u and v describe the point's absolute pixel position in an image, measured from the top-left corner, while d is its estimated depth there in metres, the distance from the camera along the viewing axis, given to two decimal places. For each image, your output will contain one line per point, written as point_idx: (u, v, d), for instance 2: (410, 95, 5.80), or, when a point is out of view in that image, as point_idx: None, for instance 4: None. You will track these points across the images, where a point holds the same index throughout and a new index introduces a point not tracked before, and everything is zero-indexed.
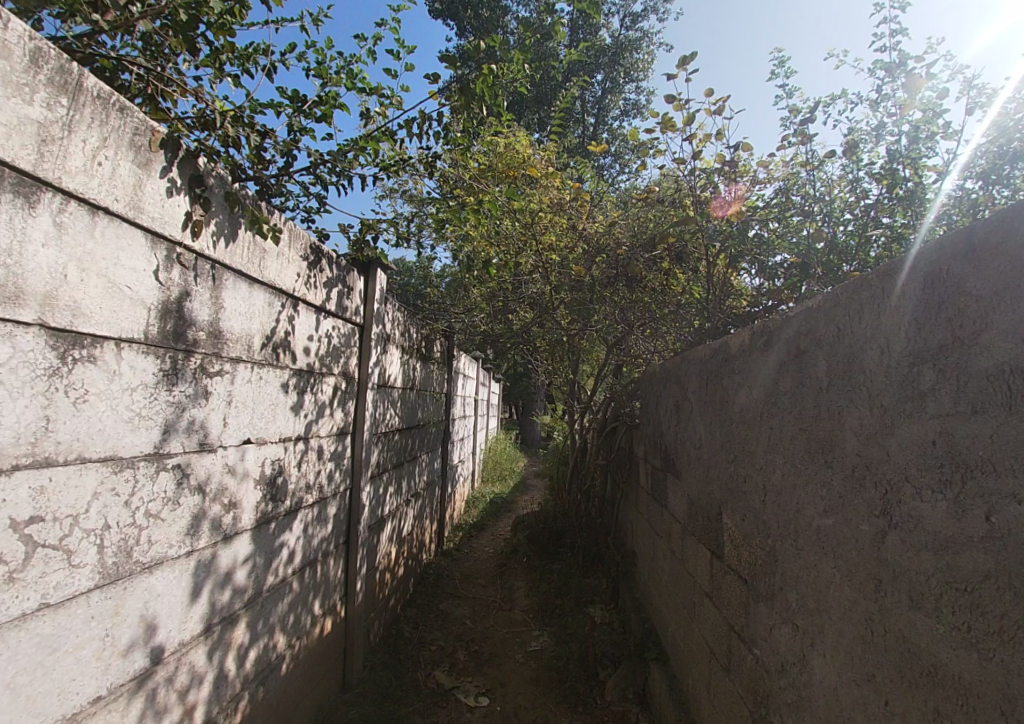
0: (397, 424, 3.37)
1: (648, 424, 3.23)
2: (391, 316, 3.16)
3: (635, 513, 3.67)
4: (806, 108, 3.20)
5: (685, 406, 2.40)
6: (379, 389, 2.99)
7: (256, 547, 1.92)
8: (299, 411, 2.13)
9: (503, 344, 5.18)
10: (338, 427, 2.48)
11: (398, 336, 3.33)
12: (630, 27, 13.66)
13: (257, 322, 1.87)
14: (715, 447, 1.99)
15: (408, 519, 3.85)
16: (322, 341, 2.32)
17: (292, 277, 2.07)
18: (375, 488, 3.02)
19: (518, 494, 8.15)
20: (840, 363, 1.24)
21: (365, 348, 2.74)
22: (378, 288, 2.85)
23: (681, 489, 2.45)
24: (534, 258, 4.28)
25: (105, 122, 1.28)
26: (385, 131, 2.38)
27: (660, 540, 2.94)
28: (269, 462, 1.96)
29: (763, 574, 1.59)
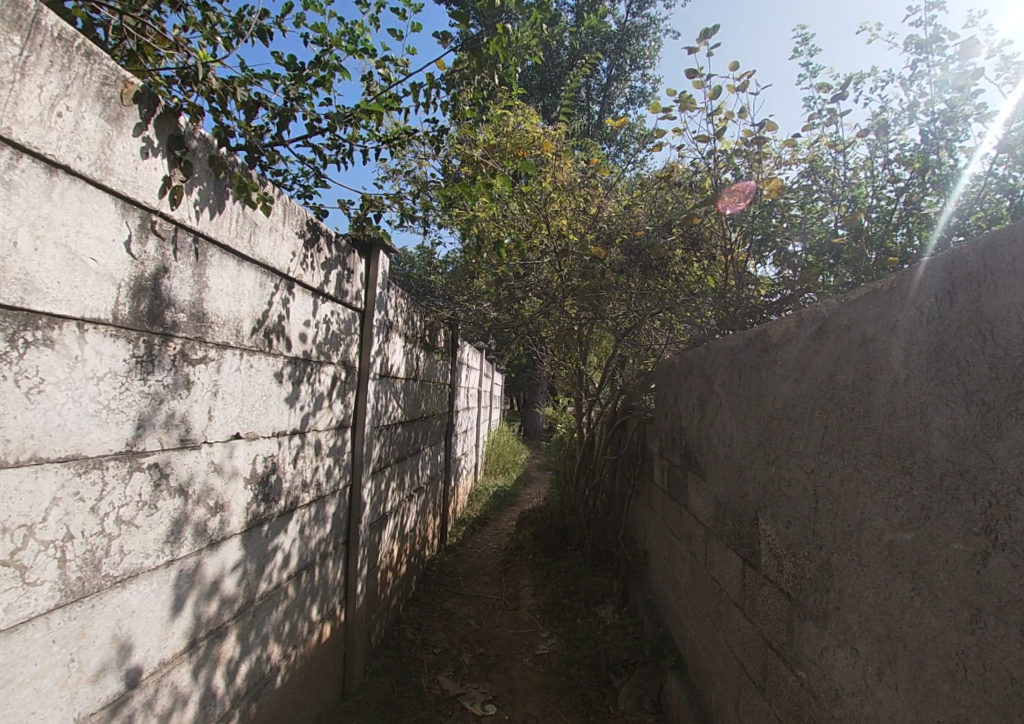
0: (399, 417, 3.19)
1: (664, 419, 3.05)
2: (394, 301, 2.96)
3: (648, 512, 3.50)
4: (837, 83, 2.98)
5: (711, 400, 2.22)
6: (381, 381, 2.80)
7: (247, 552, 1.75)
8: (294, 403, 1.95)
9: (508, 334, 4.99)
10: (337, 420, 2.30)
11: (401, 323, 3.14)
12: (637, 13, 13.30)
13: (247, 305, 1.68)
14: (749, 446, 1.80)
15: (410, 515, 3.68)
16: (320, 327, 2.14)
17: (286, 256, 1.88)
18: (377, 484, 2.84)
19: (522, 487, 7.99)
20: (923, 351, 1.05)
21: (366, 336, 2.55)
22: (381, 271, 2.66)
23: (704, 490, 2.27)
24: (542, 245, 4.08)
25: (67, 67, 1.09)
26: (389, 99, 2.17)
27: (677, 541, 2.76)
28: (261, 460, 1.78)
29: (812, 589, 1.42)
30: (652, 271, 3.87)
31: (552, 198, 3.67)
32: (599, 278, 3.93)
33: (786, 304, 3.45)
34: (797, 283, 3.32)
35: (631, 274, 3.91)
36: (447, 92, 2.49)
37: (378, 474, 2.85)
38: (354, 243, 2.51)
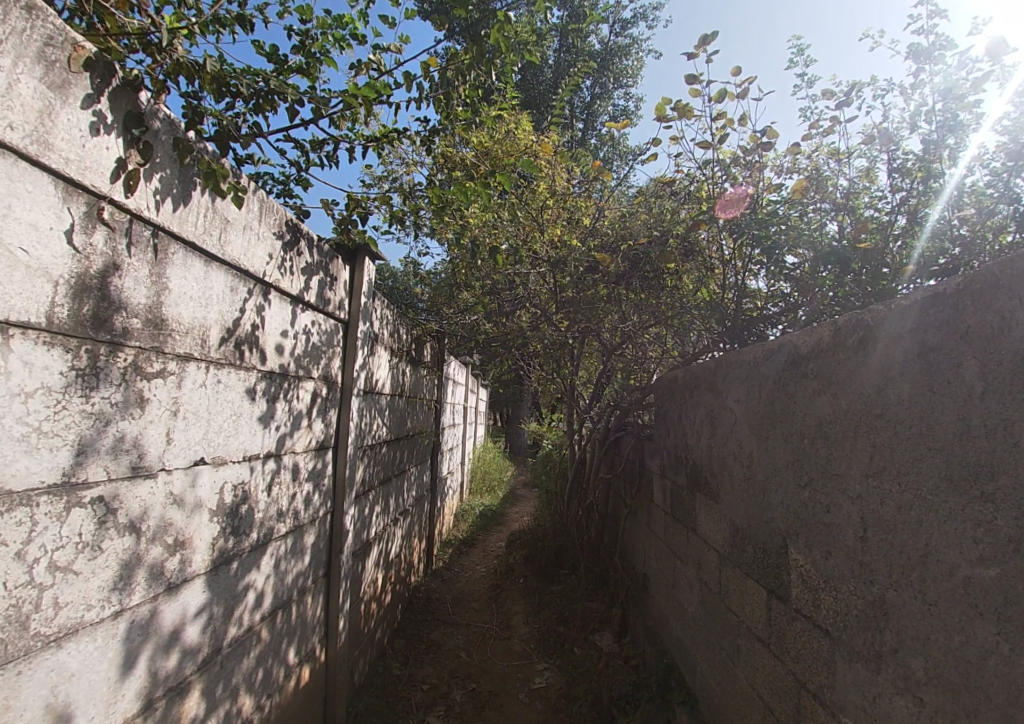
0: (384, 435, 2.98)
1: (665, 437, 2.90)
2: (379, 312, 2.78)
3: (647, 534, 3.32)
4: (842, 90, 2.93)
5: (722, 416, 2.07)
6: (366, 397, 2.60)
7: (213, 594, 1.53)
8: (269, 423, 1.74)
9: (496, 349, 4.82)
10: (318, 441, 2.09)
11: (386, 336, 2.94)
12: (619, 33, 13.49)
13: (216, 311, 1.48)
14: (773, 466, 1.65)
15: (395, 541, 3.45)
16: (299, 339, 1.93)
17: (262, 258, 1.69)
18: (360, 509, 2.62)
19: (510, 506, 7.75)
20: (1005, 362, 0.90)
21: (349, 348, 2.35)
22: (366, 279, 2.47)
23: (716, 512, 2.11)
24: (533, 255, 3.93)
25: (0, 19, 0.90)
26: (379, 90, 2.01)
27: (682, 566, 2.59)
28: (230, 488, 1.56)
29: (859, 628, 1.25)
30: (647, 283, 3.75)
31: (544, 207, 3.53)
32: (592, 290, 3.79)
33: (786, 316, 3.33)
34: (797, 294, 3.22)
35: (625, 285, 3.78)
36: (441, 88, 2.33)
37: (361, 498, 2.63)
38: (337, 248, 2.32)
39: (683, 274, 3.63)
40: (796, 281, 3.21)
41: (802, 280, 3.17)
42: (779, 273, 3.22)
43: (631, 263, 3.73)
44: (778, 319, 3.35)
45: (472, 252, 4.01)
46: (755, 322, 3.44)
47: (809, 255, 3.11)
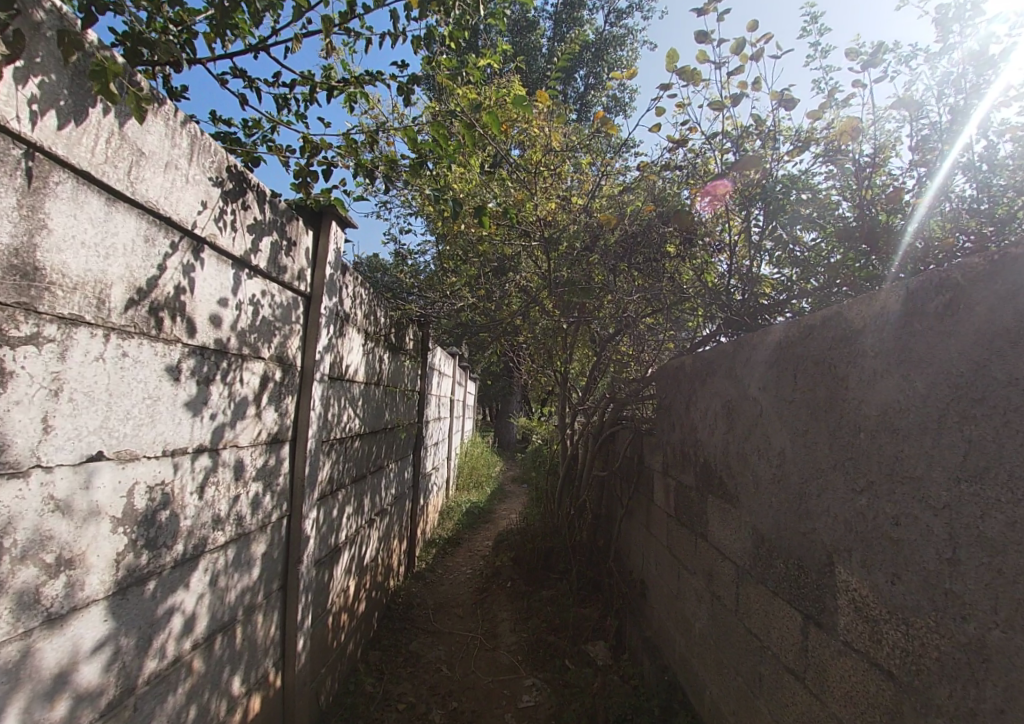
0: (356, 428, 2.65)
1: (665, 433, 2.61)
2: (349, 287, 2.45)
3: (645, 539, 3.03)
4: (869, 49, 2.65)
5: (743, 408, 1.77)
6: (333, 384, 2.28)
7: (118, 624, 1.21)
8: (201, 410, 1.42)
9: (484, 337, 4.50)
10: (269, 434, 1.77)
11: (359, 316, 2.61)
12: (614, 23, 13.18)
13: (124, 264, 1.15)
14: (813, 468, 1.37)
15: (370, 544, 3.13)
16: (246, 310, 1.61)
17: (192, 205, 1.36)
18: (326, 511, 2.30)
19: (497, 502, 7.44)
20: None
21: (311, 326, 2.02)
22: (333, 248, 2.14)
23: (733, 519, 1.83)
24: (522, 235, 3.61)
25: None
26: (345, 16, 1.67)
27: (689, 576, 2.31)
28: (141, 491, 1.24)
29: (943, 679, 0.97)
30: (646, 265, 3.43)
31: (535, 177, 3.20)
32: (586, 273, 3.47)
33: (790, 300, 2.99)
34: (800, 278, 2.90)
35: (623, 268, 3.48)
36: (423, 26, 2.00)
37: (326, 499, 2.31)
38: (298, 209, 1.99)
39: (685, 256, 3.32)
40: (800, 263, 2.89)
41: (807, 263, 2.86)
42: (786, 256, 2.94)
43: (627, 244, 3.42)
44: (782, 305, 3.01)
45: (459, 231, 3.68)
46: (759, 309, 3.10)
47: (818, 237, 2.81)
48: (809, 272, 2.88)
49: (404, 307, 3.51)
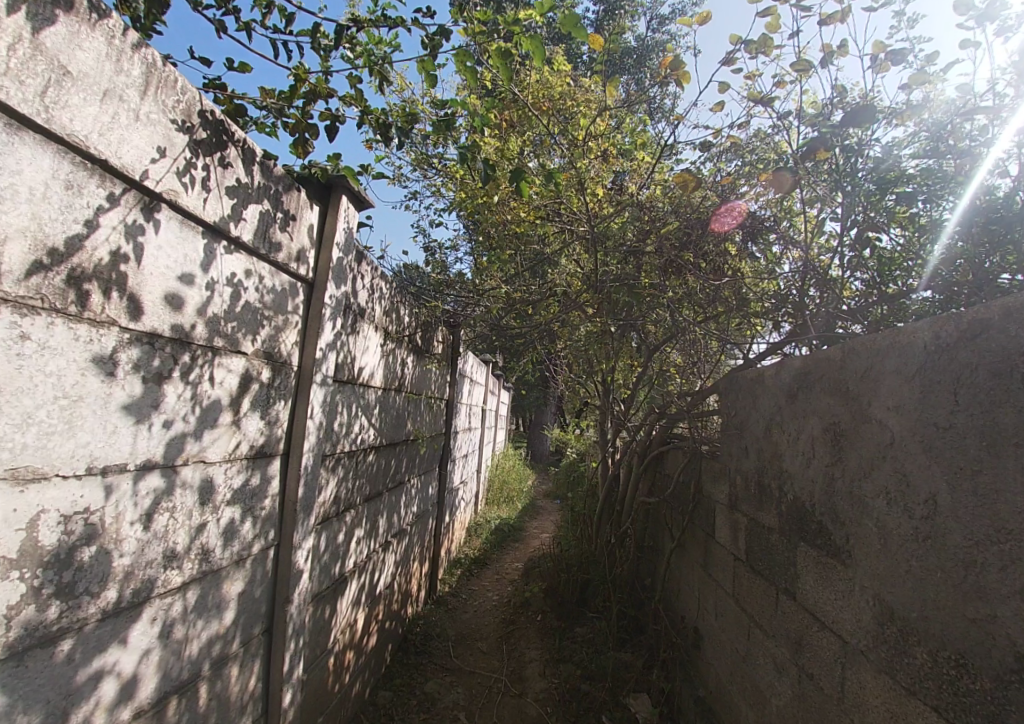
0: (371, 439, 2.32)
1: (730, 458, 2.18)
2: (365, 276, 2.12)
3: (699, 581, 2.58)
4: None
5: (864, 436, 1.34)
6: (342, 388, 1.95)
7: (21, 703, 0.87)
8: (148, 416, 1.09)
9: (519, 343, 4.13)
10: (250, 447, 1.44)
11: (377, 312, 2.29)
12: (656, 28, 12.71)
13: (31, 215, 0.84)
14: (995, 530, 0.94)
15: (384, 570, 2.78)
16: (223, 293, 1.30)
17: (143, 151, 1.06)
18: (328, 537, 1.97)
19: (529, 520, 6.99)
20: None
21: (314, 319, 1.71)
22: (342, 228, 1.83)
23: (845, 580, 1.39)
24: (560, 229, 3.22)
25: None
26: None
27: (767, 639, 1.86)
28: (54, 522, 0.91)
29: None
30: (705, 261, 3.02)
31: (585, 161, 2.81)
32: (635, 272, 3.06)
33: (869, 306, 2.46)
34: (876, 282, 2.40)
35: (677, 268, 3.05)
36: None
37: (329, 524, 1.97)
38: (302, 181, 1.70)
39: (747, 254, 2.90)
40: (877, 264, 2.38)
41: (885, 264, 2.34)
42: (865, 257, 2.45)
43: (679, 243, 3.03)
44: (861, 310, 2.45)
45: (495, 224, 3.34)
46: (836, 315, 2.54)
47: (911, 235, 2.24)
48: (888, 275, 2.36)
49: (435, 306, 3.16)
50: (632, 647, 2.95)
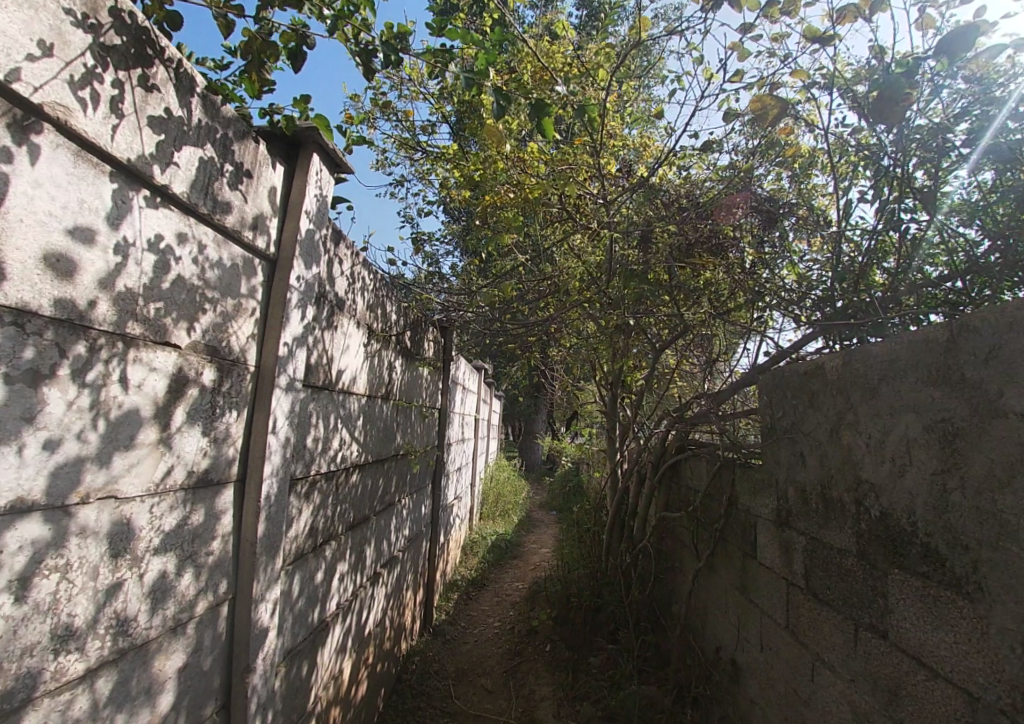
0: (356, 456, 1.96)
1: (775, 468, 1.87)
2: (343, 262, 1.78)
3: (730, 606, 2.27)
4: None
5: (993, 435, 1.04)
6: (316, 394, 1.60)
7: None
8: (15, 434, 0.74)
9: (515, 346, 3.80)
10: (187, 477, 1.10)
11: (359, 306, 1.95)
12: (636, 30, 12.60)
13: None
14: None
15: (375, 606, 2.41)
16: (133, 259, 0.96)
17: (14, 39, 0.72)
18: (302, 578, 1.61)
19: (526, 533, 6.61)
20: None
21: (277, 307, 1.36)
22: (311, 199, 1.50)
23: (972, 618, 1.07)
24: (558, 217, 2.93)
25: None
26: None
27: (835, 682, 1.53)
28: None
29: None
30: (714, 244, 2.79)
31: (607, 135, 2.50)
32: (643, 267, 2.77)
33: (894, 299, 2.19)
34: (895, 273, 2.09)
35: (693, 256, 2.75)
36: None
37: (302, 562, 1.61)
38: (262, 133, 1.39)
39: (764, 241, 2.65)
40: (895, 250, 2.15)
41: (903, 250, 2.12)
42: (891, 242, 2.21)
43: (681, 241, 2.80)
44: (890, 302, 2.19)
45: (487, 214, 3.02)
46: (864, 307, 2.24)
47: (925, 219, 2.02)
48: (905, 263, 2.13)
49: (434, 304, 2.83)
50: (656, 677, 2.57)
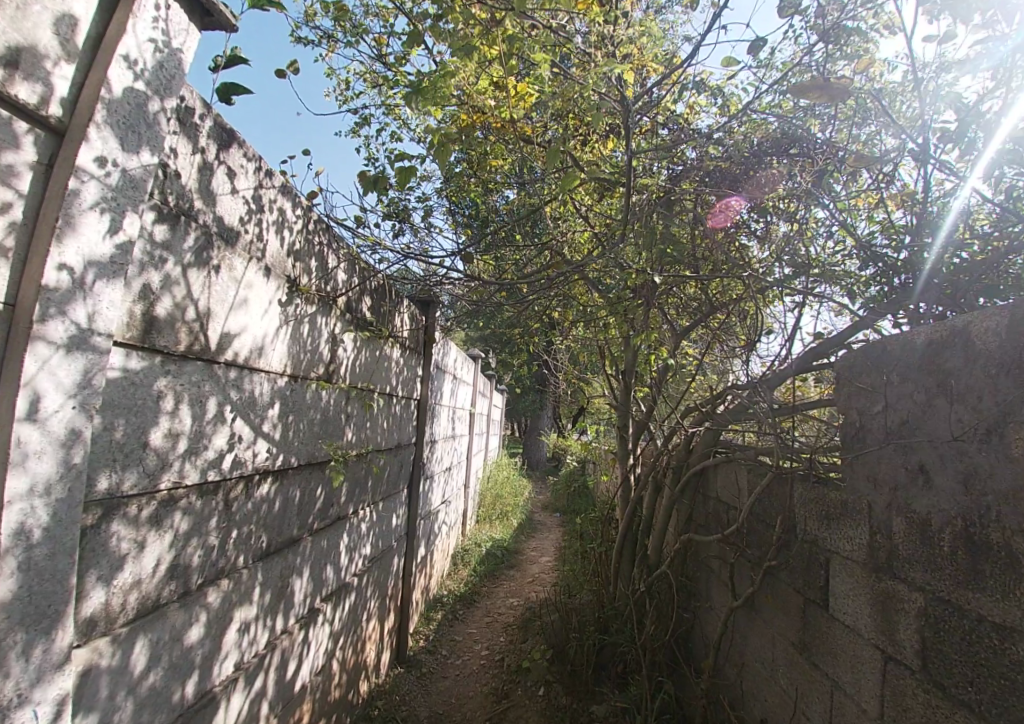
0: (272, 458, 1.37)
1: (873, 491, 1.29)
2: (233, 172, 1.20)
3: (781, 667, 1.68)
4: None
5: None
6: (174, 366, 1.03)
7: None
8: None
9: (518, 318, 3.28)
10: None
11: (275, 245, 1.36)
12: None
13: None
14: None
15: (317, 650, 1.83)
16: None
17: None
18: (146, 639, 1.04)
19: (525, 538, 6.01)
20: None
21: (69, 209, 0.79)
22: (157, 63, 0.94)
23: None
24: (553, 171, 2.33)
25: None
26: None
27: None
28: None
29: None
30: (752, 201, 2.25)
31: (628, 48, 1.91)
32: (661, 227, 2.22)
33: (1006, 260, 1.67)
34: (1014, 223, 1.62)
35: None
36: None
37: (148, 625, 1.03)
38: None
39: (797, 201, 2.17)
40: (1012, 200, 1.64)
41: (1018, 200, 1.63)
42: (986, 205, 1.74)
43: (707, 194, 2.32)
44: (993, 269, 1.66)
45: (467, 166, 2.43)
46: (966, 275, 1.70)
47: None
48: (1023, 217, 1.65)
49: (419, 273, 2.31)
50: None
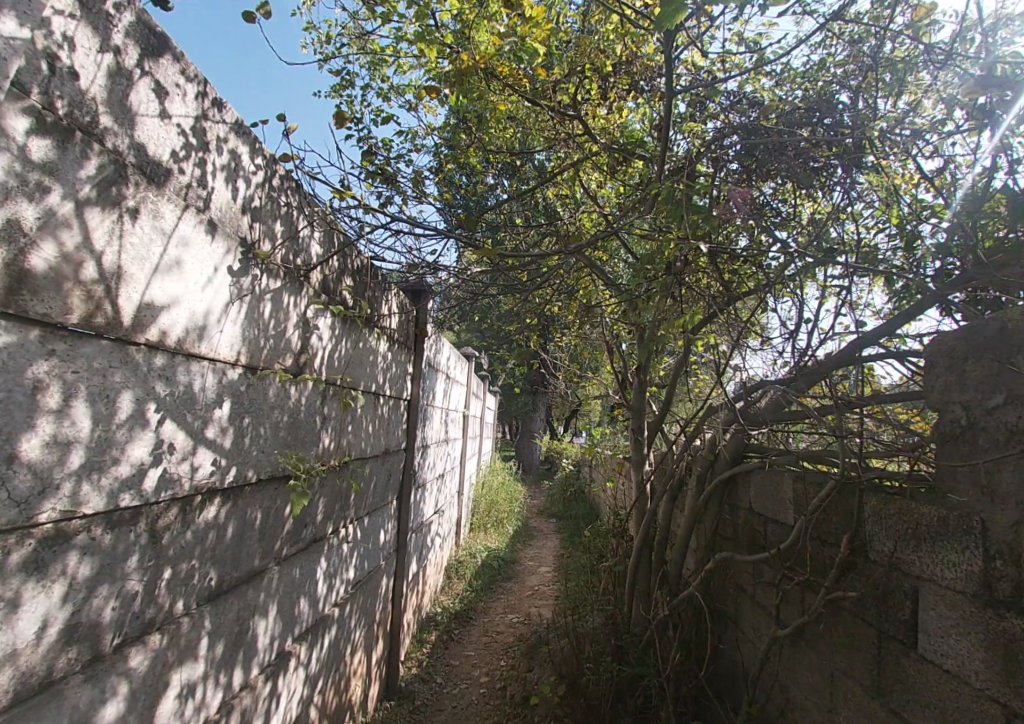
0: (223, 471, 1.06)
1: (988, 506, 1.02)
2: (163, 89, 0.89)
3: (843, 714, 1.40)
4: None
5: None
6: (67, 345, 0.72)
7: None
8: None
9: (516, 311, 3.00)
10: None
11: (226, 196, 1.06)
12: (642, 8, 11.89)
13: None
14: None
15: (290, 701, 1.50)
16: None
17: None
18: None
19: (522, 547, 5.70)
20: None
21: None
22: None
23: None
24: (563, 139, 2.10)
25: None
26: None
27: None
28: None
29: None
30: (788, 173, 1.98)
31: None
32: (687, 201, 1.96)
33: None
34: None
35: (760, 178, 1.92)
36: None
37: (31, 717, 0.71)
38: None
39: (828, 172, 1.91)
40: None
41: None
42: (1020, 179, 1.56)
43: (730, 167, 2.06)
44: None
45: (464, 136, 2.16)
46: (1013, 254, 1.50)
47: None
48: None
49: (410, 255, 2.00)
50: None
